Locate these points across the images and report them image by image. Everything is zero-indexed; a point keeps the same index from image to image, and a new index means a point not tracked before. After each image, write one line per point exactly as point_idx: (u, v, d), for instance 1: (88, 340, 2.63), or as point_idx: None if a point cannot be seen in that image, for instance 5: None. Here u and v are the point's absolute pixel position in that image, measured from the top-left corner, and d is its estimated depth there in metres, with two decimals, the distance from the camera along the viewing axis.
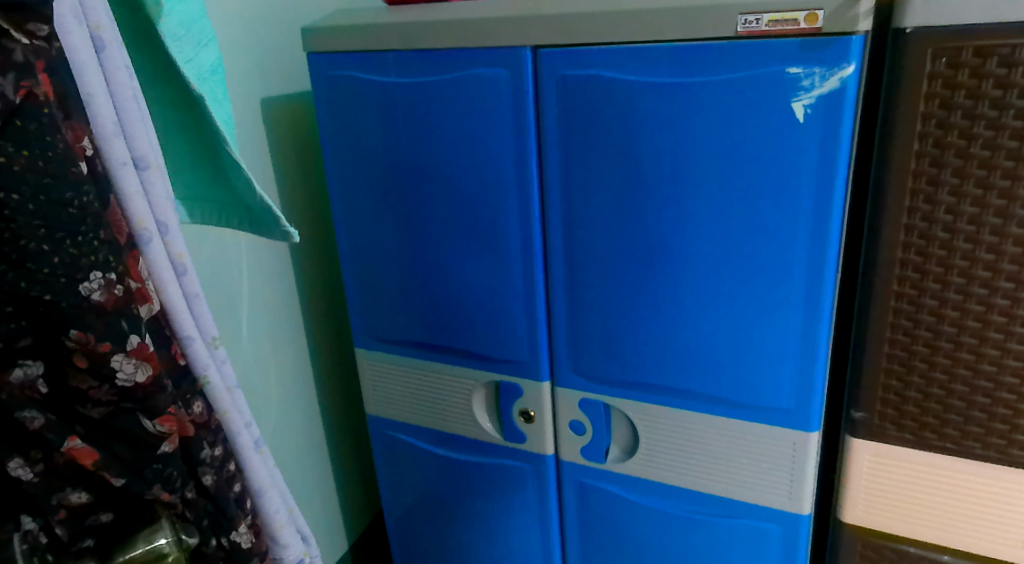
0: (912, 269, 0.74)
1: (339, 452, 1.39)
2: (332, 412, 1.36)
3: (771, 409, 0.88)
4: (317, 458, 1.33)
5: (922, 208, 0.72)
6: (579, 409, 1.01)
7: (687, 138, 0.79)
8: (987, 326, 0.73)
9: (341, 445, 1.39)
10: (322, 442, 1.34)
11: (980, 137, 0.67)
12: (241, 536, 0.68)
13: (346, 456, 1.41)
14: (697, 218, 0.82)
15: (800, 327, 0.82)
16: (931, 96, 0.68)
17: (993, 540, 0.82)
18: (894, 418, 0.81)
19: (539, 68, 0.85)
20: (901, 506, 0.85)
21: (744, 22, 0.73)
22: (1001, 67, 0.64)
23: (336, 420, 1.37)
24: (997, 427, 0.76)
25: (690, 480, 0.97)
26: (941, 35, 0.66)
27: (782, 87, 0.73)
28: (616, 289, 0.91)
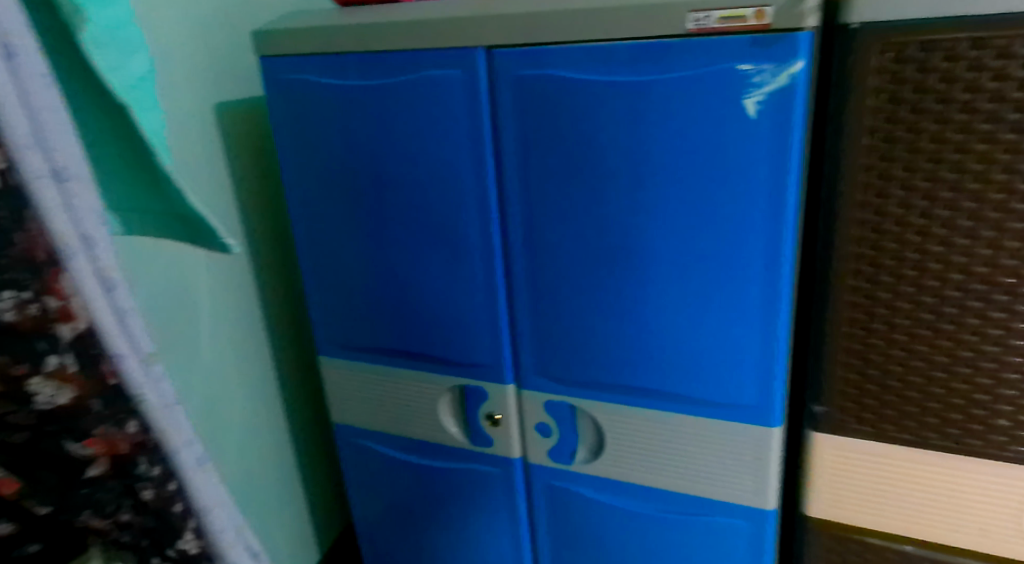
0: (865, 262, 0.75)
1: (307, 461, 1.36)
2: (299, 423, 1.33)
3: (734, 405, 0.88)
4: (285, 469, 1.30)
5: (875, 202, 0.72)
6: (545, 411, 1.01)
7: (641, 139, 0.79)
8: (940, 317, 0.74)
9: (309, 454, 1.37)
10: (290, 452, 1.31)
11: (927, 131, 0.68)
12: (187, 545, 0.59)
13: (314, 468, 1.39)
14: (657, 217, 0.82)
15: (760, 325, 0.82)
16: (879, 91, 0.68)
17: (955, 529, 0.82)
18: (854, 411, 0.82)
19: (494, 69, 0.83)
20: (863, 498, 0.86)
21: (694, 19, 0.72)
22: (946, 62, 0.65)
23: (302, 431, 1.34)
24: (952, 416, 0.77)
25: (657, 480, 0.97)
26: (887, 31, 0.66)
27: (733, 85, 0.73)
28: (580, 289, 0.90)
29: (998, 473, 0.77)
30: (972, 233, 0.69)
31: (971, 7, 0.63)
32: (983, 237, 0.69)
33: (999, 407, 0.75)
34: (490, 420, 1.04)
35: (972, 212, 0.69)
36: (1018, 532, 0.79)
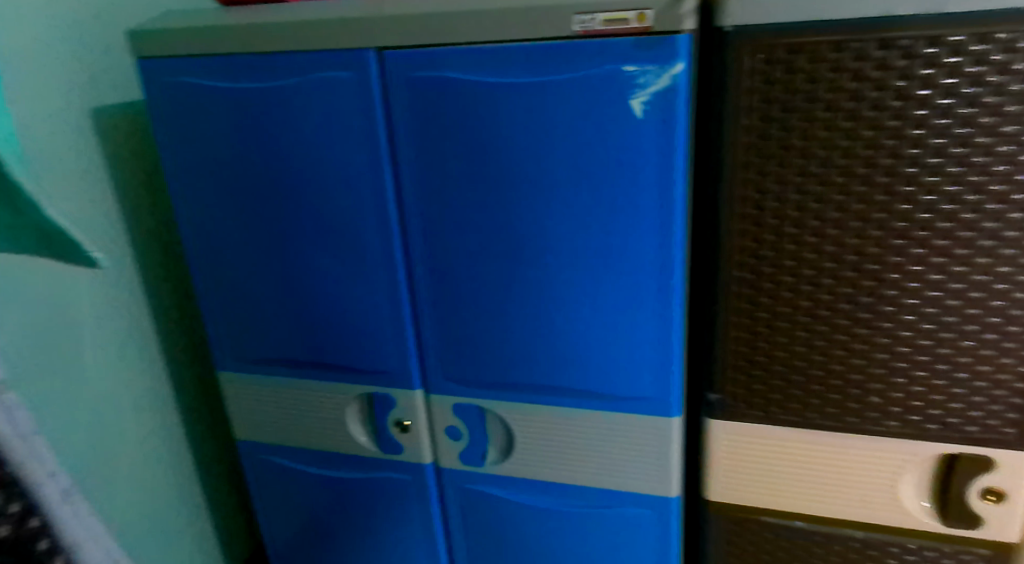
0: (748, 255, 0.76)
1: (212, 481, 1.31)
2: (203, 442, 1.28)
3: (635, 397, 0.90)
4: (188, 491, 1.25)
5: (753, 197, 0.74)
6: (454, 415, 1.00)
7: (533, 139, 0.80)
8: (817, 304, 0.76)
9: (216, 474, 1.32)
10: (193, 473, 1.26)
11: (797, 128, 0.70)
12: None
13: (222, 488, 1.33)
14: (551, 216, 0.83)
15: (656, 317, 0.85)
16: (752, 90, 0.70)
17: (845, 507, 0.85)
18: (745, 396, 0.84)
19: (384, 70, 0.83)
20: (759, 482, 0.88)
21: (580, 21, 0.74)
22: (810, 63, 0.67)
23: (207, 451, 1.29)
24: (832, 397, 0.80)
25: (567, 475, 0.99)
26: (756, 33, 0.68)
27: (619, 85, 0.75)
28: (481, 291, 0.90)
29: (880, 451, 0.80)
30: (842, 225, 0.72)
31: (831, 14, 0.65)
32: (852, 228, 0.72)
33: (872, 385, 0.77)
34: (399, 426, 1.03)
35: (840, 205, 0.71)
36: (895, 501, 0.83)
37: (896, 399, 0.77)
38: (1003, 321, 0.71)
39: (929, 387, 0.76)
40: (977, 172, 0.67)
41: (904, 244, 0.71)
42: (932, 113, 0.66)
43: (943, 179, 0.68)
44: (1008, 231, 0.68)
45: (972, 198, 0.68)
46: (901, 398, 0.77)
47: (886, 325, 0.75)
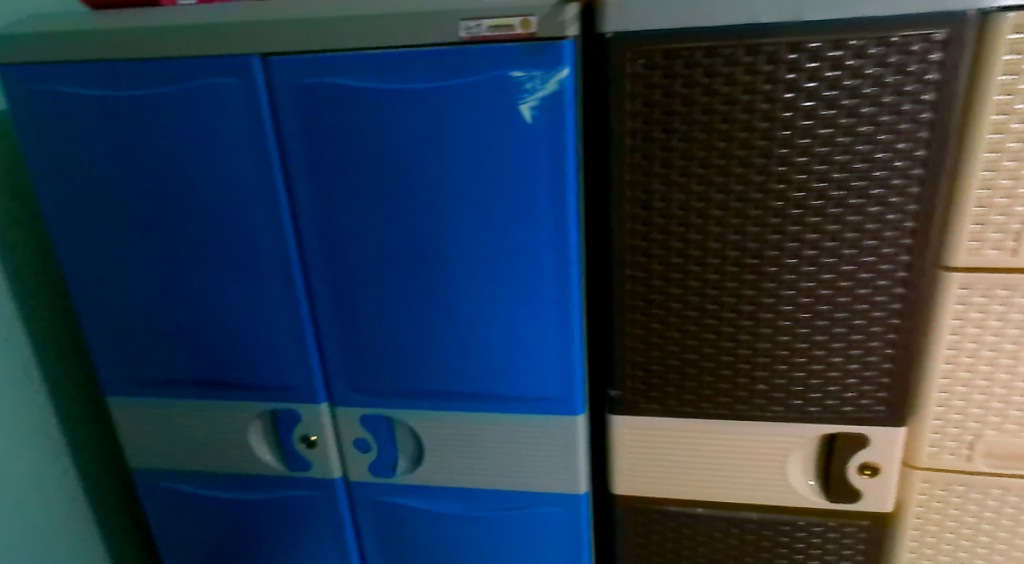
0: (639, 254, 0.79)
1: (109, 513, 1.24)
2: (96, 472, 1.21)
3: (539, 398, 0.91)
4: (81, 525, 1.18)
5: (641, 198, 0.76)
6: (361, 427, 0.98)
7: (424, 145, 0.79)
8: (705, 298, 0.79)
9: (113, 505, 1.24)
10: (87, 506, 1.19)
11: (677, 131, 0.73)
12: None
13: (120, 519, 1.26)
14: (447, 222, 0.83)
15: (555, 319, 0.86)
16: (634, 95, 0.72)
17: (742, 492, 0.89)
18: (644, 391, 0.86)
19: (270, 77, 0.81)
20: (661, 473, 0.90)
21: (466, 27, 0.74)
22: (686, 68, 0.70)
23: (102, 481, 1.22)
24: (723, 388, 0.83)
25: (478, 480, 0.99)
26: (635, 40, 0.70)
27: (507, 90, 0.75)
28: (381, 299, 0.89)
29: (770, 435, 0.84)
30: (724, 221, 0.75)
31: (703, 20, 0.68)
32: (732, 224, 0.75)
33: (758, 373, 0.81)
34: (306, 442, 1.01)
35: (721, 203, 0.75)
36: (786, 482, 0.87)
37: (780, 386, 0.81)
38: (870, 308, 0.76)
39: (809, 372, 0.80)
40: (840, 170, 0.71)
41: (778, 239, 0.75)
42: (796, 115, 0.69)
43: (810, 177, 0.72)
44: (871, 223, 0.73)
45: (836, 193, 0.72)
46: (785, 384, 0.81)
47: (767, 316, 0.78)
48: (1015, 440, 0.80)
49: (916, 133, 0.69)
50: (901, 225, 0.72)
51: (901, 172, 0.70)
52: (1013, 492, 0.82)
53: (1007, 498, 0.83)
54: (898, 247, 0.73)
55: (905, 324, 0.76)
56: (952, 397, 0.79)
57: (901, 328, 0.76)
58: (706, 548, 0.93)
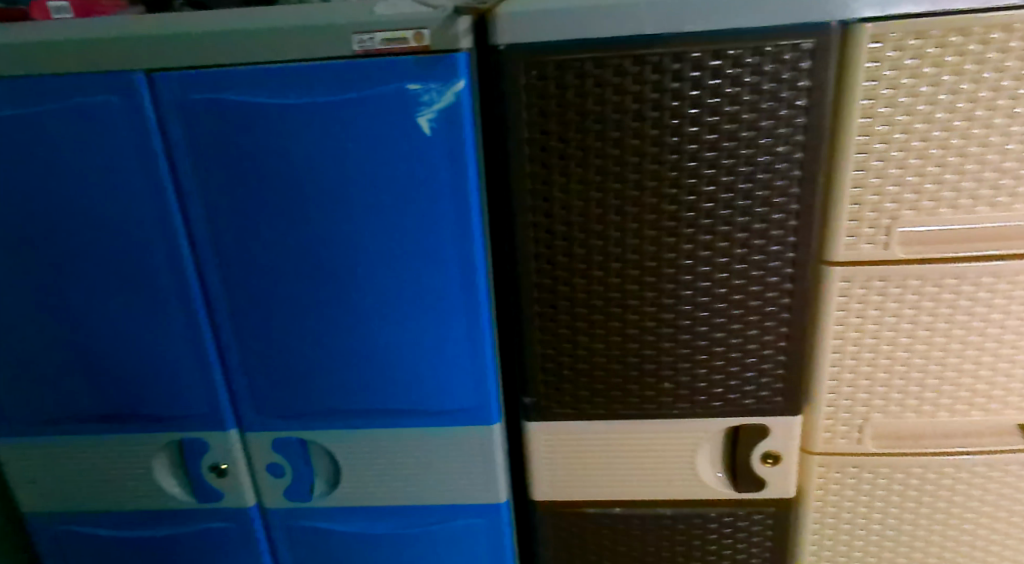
0: (544, 261, 0.80)
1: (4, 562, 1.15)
2: None
3: (454, 410, 0.91)
4: None
5: (542, 206, 0.78)
6: (274, 451, 0.95)
7: (322, 161, 0.78)
8: (609, 302, 0.81)
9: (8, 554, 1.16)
10: None
11: (573, 140, 0.74)
12: None
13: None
14: (349, 237, 0.81)
15: (465, 329, 0.86)
16: (529, 106, 0.73)
17: (655, 488, 0.91)
18: (556, 397, 0.87)
19: (156, 94, 0.77)
20: (578, 476, 0.92)
21: (359, 40, 0.74)
22: (577, 79, 0.72)
23: None
24: (632, 388, 0.85)
25: (397, 496, 0.97)
26: (527, 51, 0.71)
27: (404, 103, 0.75)
28: (286, 318, 0.87)
29: (678, 432, 0.87)
30: (622, 226, 0.77)
31: (591, 32, 0.70)
32: (630, 229, 0.77)
33: (663, 372, 0.84)
34: (216, 471, 0.97)
35: (618, 209, 0.77)
36: (696, 476, 0.90)
37: (684, 383, 0.84)
38: (762, 304, 0.80)
39: (710, 369, 0.83)
40: (727, 173, 0.74)
41: (674, 241, 0.77)
42: (683, 122, 0.72)
43: (699, 181, 0.75)
44: (758, 223, 0.76)
45: (725, 195, 0.75)
46: (689, 381, 0.84)
47: (669, 316, 0.81)
48: (898, 420, 0.85)
49: (793, 137, 0.73)
50: (785, 223, 0.76)
51: (782, 174, 0.74)
52: (900, 470, 0.87)
53: (896, 475, 0.88)
54: (784, 244, 0.77)
55: (794, 317, 0.80)
56: (842, 383, 0.83)
57: (791, 322, 0.80)
58: (625, 546, 0.94)
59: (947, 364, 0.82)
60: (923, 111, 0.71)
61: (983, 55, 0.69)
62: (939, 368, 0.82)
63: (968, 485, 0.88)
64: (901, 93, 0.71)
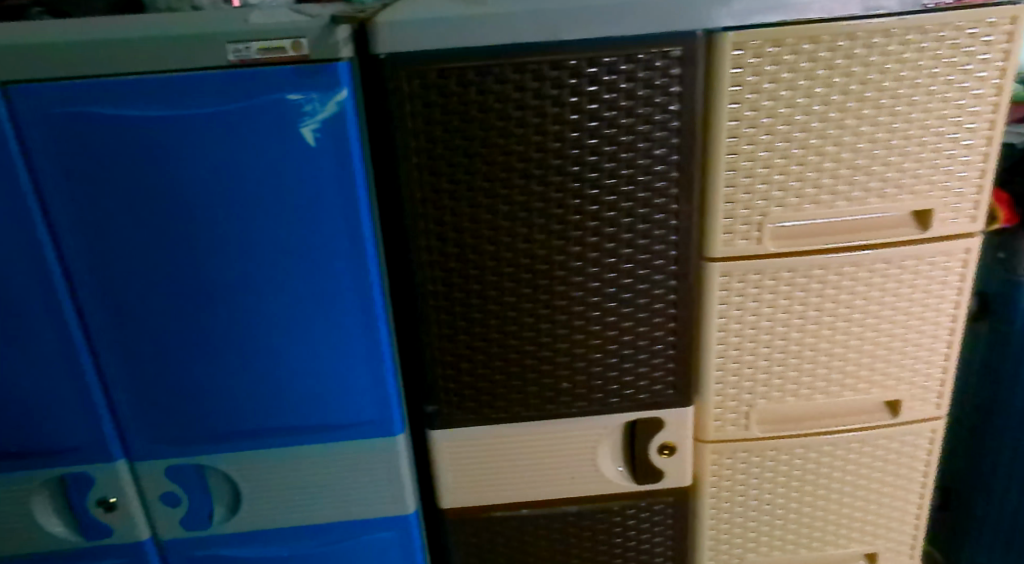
0: (438, 269, 0.80)
1: None
2: None
3: (355, 424, 0.89)
4: None
5: (433, 214, 0.78)
6: (167, 480, 0.91)
7: (201, 175, 0.75)
8: (504, 307, 0.82)
9: None
10: None
11: (460, 147, 0.75)
12: None
13: None
14: (235, 253, 0.79)
15: (362, 341, 0.85)
16: (414, 114, 0.73)
17: (560, 486, 0.93)
18: (458, 403, 0.87)
19: (14, 108, 0.73)
20: (484, 481, 0.92)
21: (235, 50, 0.71)
22: (460, 86, 0.72)
23: None
24: (531, 390, 0.86)
25: (302, 517, 0.95)
26: (408, 60, 0.71)
27: (286, 114, 0.73)
28: (172, 340, 0.83)
29: (578, 429, 0.89)
30: (512, 231, 0.78)
31: (471, 40, 0.71)
32: (520, 234, 0.79)
33: (561, 372, 0.85)
34: (104, 505, 0.91)
35: (508, 214, 0.78)
36: (599, 471, 0.92)
37: (581, 381, 0.86)
38: (649, 301, 0.83)
39: (605, 366, 0.85)
40: (610, 176, 0.77)
41: (564, 244, 0.79)
42: (565, 128, 0.74)
43: (584, 184, 0.77)
44: (641, 224, 0.79)
45: (609, 198, 0.77)
46: (586, 380, 0.86)
47: (563, 317, 0.82)
48: (780, 405, 0.90)
49: (669, 140, 0.76)
50: (666, 223, 0.79)
51: (661, 176, 0.77)
52: (785, 452, 0.92)
53: (782, 457, 0.93)
54: (667, 243, 0.80)
55: (680, 313, 0.83)
56: (728, 373, 0.87)
57: (678, 317, 0.84)
58: (535, 547, 0.95)
59: (820, 350, 0.87)
60: (783, 113, 0.76)
61: (832, 61, 0.75)
62: (813, 353, 0.87)
63: (845, 461, 0.94)
64: (763, 97, 0.75)
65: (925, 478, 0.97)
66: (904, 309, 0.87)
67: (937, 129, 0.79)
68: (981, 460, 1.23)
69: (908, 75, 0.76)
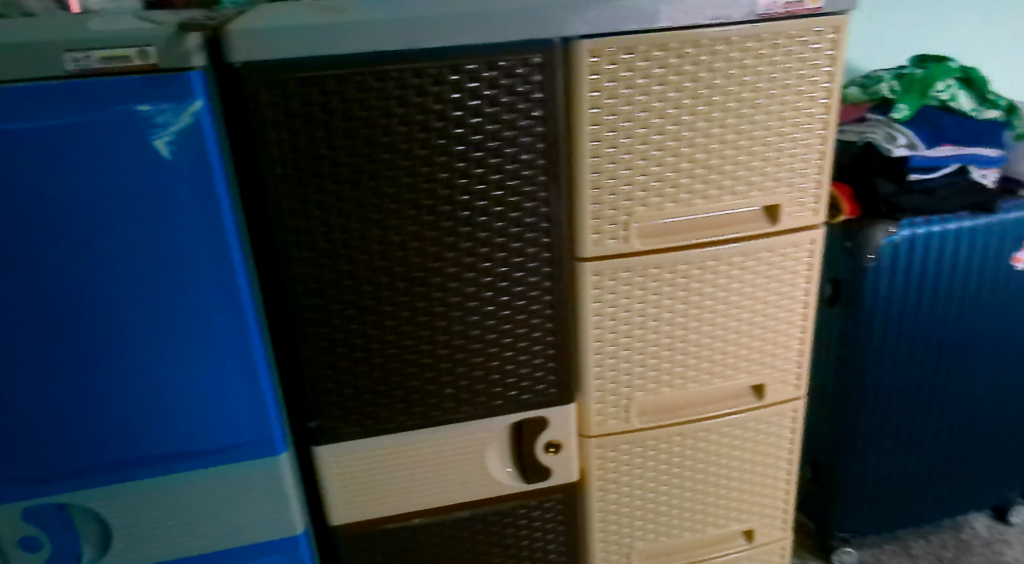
0: (311, 281, 0.78)
1: None
2: None
3: (233, 447, 0.85)
4: None
5: (303, 225, 0.76)
6: (25, 523, 0.84)
7: (44, 193, 0.70)
8: (382, 316, 0.81)
9: None
10: None
11: (326, 157, 0.73)
12: None
13: None
14: (87, 275, 0.74)
15: (235, 361, 0.81)
16: (275, 124, 0.71)
17: (452, 492, 0.92)
18: (341, 417, 0.85)
19: None
20: (374, 494, 0.90)
21: (73, 59, 0.67)
22: (322, 95, 0.71)
23: None
24: (415, 398, 0.85)
25: (182, 550, 0.89)
26: (266, 68, 0.69)
27: (135, 126, 0.69)
28: (21, 371, 0.77)
29: (465, 434, 0.89)
30: (385, 240, 0.78)
31: (330, 48, 0.70)
32: (394, 242, 0.78)
33: (444, 378, 0.85)
34: None
35: (380, 222, 0.77)
36: (489, 474, 0.92)
37: (464, 386, 0.86)
38: (526, 303, 0.84)
39: (487, 370, 0.86)
40: (480, 181, 0.77)
41: (438, 250, 0.79)
42: (432, 135, 0.74)
43: (454, 190, 0.77)
44: (513, 227, 0.80)
45: (480, 203, 0.78)
46: (469, 384, 0.86)
47: (442, 324, 0.82)
48: (656, 396, 0.94)
49: (534, 145, 0.77)
50: (538, 226, 0.81)
51: (530, 180, 0.79)
52: (663, 441, 0.96)
53: (661, 446, 0.97)
54: (539, 245, 0.82)
55: (556, 312, 0.85)
56: (607, 368, 0.90)
57: (554, 316, 0.85)
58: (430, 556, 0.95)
59: (689, 341, 0.92)
60: (641, 117, 0.80)
61: (682, 67, 0.79)
62: (683, 344, 0.92)
63: (718, 445, 0.99)
64: (621, 102, 0.79)
65: (791, 455, 1.04)
66: (762, 298, 0.93)
67: (780, 129, 0.85)
68: (843, 434, 1.33)
69: (750, 80, 0.81)
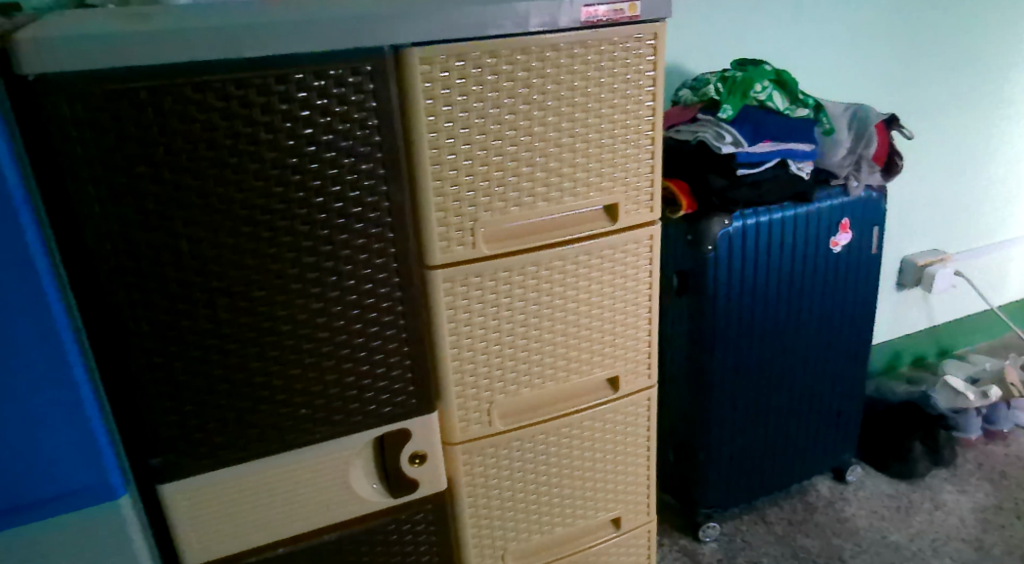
0: (140, 309, 0.73)
1: None
2: None
3: (60, 504, 0.75)
4: None
5: (124, 249, 0.70)
6: None
7: None
8: (224, 340, 0.77)
9: None
10: None
11: (145, 174, 0.69)
12: None
13: None
14: None
15: (56, 407, 0.72)
16: (83, 141, 0.66)
17: (315, 516, 0.89)
18: (186, 452, 0.79)
19: None
20: (229, 528, 0.85)
21: None
22: (134, 108, 0.66)
23: None
24: (266, 423, 0.81)
25: None
26: (66, 81, 0.64)
27: None
28: None
29: (323, 455, 0.86)
30: (220, 259, 0.74)
31: (139, 59, 0.65)
32: (229, 261, 0.74)
33: (296, 400, 0.82)
34: None
35: (212, 241, 0.73)
36: (353, 493, 0.90)
37: (319, 405, 0.83)
38: (378, 314, 0.82)
39: (341, 386, 0.83)
40: (318, 194, 0.75)
41: (279, 266, 0.76)
42: (261, 147, 0.71)
43: (291, 204, 0.74)
44: (358, 239, 0.78)
45: (320, 216, 0.76)
46: (323, 403, 0.83)
47: (290, 343, 0.79)
48: (516, 397, 0.95)
49: (372, 155, 0.76)
50: (383, 236, 0.79)
51: (370, 190, 0.77)
52: (527, 440, 0.98)
53: (525, 446, 0.98)
54: (386, 256, 0.80)
55: (409, 323, 0.84)
56: (465, 374, 0.90)
57: (407, 326, 0.84)
58: None
59: (543, 340, 0.94)
60: (478, 123, 0.81)
61: (513, 74, 0.81)
62: (539, 344, 0.94)
63: (579, 439, 1.02)
64: (457, 109, 0.79)
65: (648, 440, 1.09)
66: (610, 294, 0.96)
67: (612, 132, 0.89)
68: (698, 416, 1.40)
69: (579, 85, 0.84)
